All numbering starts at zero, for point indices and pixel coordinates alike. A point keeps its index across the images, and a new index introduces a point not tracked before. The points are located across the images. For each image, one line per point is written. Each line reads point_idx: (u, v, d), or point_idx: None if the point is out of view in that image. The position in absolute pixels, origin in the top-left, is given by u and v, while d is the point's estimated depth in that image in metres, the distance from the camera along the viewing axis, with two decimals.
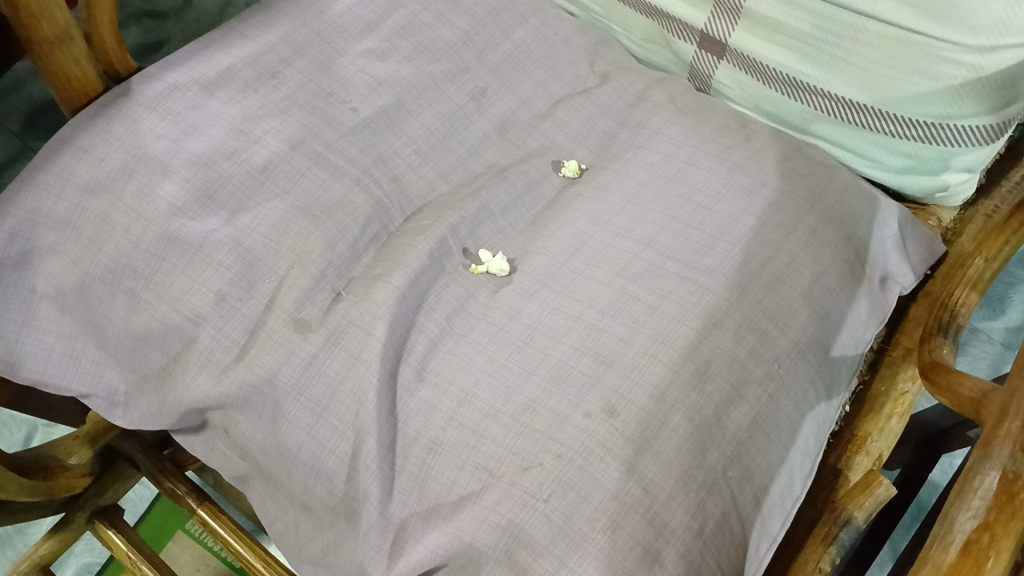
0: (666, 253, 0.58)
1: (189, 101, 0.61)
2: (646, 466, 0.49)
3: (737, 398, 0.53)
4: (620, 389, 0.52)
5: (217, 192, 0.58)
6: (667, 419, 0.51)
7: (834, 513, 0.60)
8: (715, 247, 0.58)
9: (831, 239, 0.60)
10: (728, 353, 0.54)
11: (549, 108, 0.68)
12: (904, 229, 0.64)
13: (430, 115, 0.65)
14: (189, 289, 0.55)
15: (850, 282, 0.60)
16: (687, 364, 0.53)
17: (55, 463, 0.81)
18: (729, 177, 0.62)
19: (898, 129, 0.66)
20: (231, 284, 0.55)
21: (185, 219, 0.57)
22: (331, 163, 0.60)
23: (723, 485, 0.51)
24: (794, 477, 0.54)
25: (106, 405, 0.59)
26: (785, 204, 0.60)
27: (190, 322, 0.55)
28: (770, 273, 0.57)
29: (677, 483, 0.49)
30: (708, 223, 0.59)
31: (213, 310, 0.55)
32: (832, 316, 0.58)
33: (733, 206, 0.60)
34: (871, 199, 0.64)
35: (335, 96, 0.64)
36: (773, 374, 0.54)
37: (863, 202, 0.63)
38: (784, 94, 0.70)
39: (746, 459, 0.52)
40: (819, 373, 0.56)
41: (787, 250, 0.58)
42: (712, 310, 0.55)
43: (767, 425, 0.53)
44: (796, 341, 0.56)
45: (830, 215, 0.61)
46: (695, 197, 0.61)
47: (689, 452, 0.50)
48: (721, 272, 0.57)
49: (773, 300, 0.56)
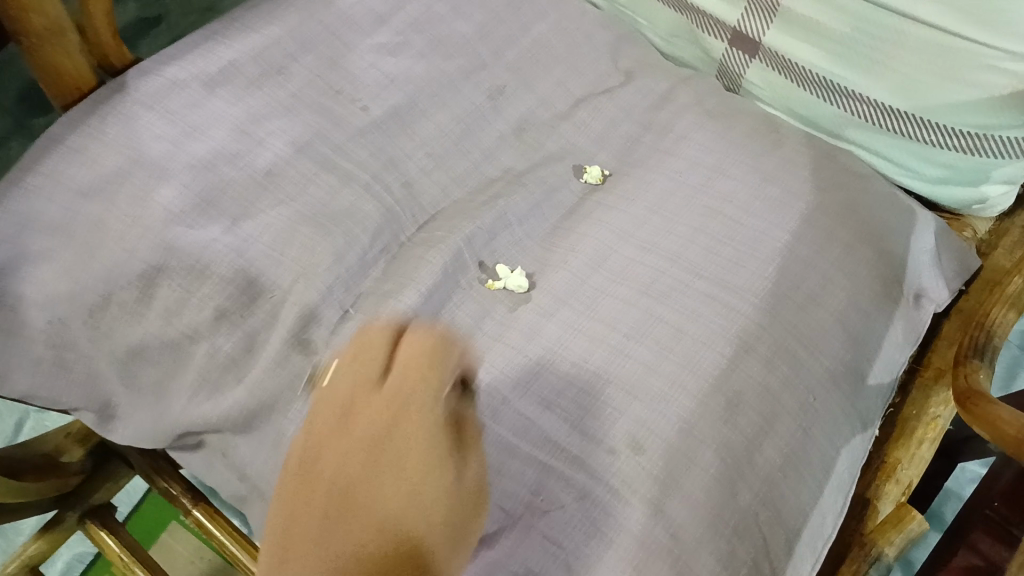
0: (694, 271, 0.55)
1: (189, 99, 0.57)
2: (674, 509, 0.46)
3: (769, 432, 0.50)
4: (646, 422, 0.49)
5: (218, 198, 0.53)
6: (695, 455, 0.48)
7: (864, 549, 0.57)
8: (746, 264, 0.55)
9: (867, 256, 0.57)
10: (760, 382, 0.51)
11: (570, 107, 0.65)
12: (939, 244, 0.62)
13: (444, 115, 0.61)
14: (186, 305, 0.51)
15: (887, 303, 0.57)
16: (716, 395, 0.50)
17: (47, 461, 0.78)
18: (760, 187, 0.59)
19: (937, 137, 0.62)
20: (231, 300, 0.51)
21: (183, 227, 0.52)
22: (339, 168, 0.56)
23: (755, 530, 0.47)
24: (826, 515, 0.51)
25: (97, 419, 0.56)
26: (818, 218, 0.58)
27: (188, 338, 0.52)
28: (803, 294, 0.55)
29: (706, 527, 0.46)
30: (739, 239, 0.56)
31: (210, 326, 0.51)
32: (867, 340, 0.56)
33: (765, 220, 0.57)
34: (908, 209, 0.62)
35: (344, 94, 0.60)
36: (806, 406, 0.52)
37: (893, 217, 0.61)
38: (816, 97, 0.66)
39: (776, 499, 0.49)
40: (852, 403, 0.54)
41: (821, 270, 0.56)
42: (743, 335, 0.52)
43: (801, 461, 0.50)
44: (830, 368, 0.53)
45: (865, 230, 0.58)
46: (724, 209, 0.58)
47: (718, 492, 0.47)
48: (753, 292, 0.54)
49: (807, 323, 0.54)
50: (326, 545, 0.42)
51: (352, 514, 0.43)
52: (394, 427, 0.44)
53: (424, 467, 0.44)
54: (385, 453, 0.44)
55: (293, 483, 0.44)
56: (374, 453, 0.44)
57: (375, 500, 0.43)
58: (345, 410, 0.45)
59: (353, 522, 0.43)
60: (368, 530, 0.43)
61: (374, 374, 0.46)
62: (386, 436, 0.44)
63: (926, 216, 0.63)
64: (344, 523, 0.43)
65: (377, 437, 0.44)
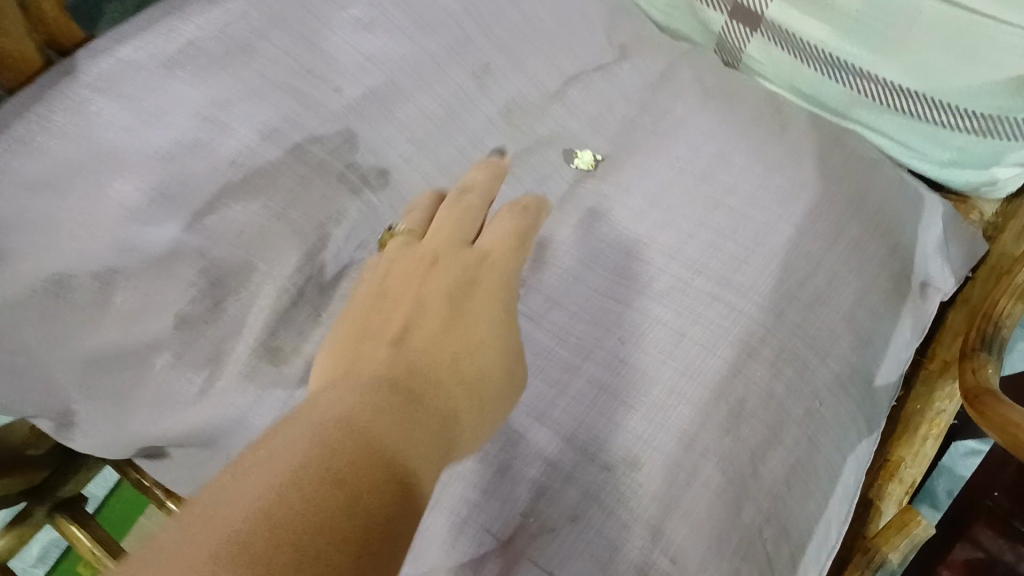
0: (694, 267, 0.51)
1: (148, 84, 0.52)
2: (674, 530, 0.43)
3: (774, 443, 0.47)
4: (643, 435, 0.45)
5: (178, 192, 0.49)
6: (697, 471, 0.45)
7: (866, 555, 0.55)
8: (750, 261, 0.52)
9: (875, 253, 0.55)
10: (765, 389, 0.48)
11: (560, 87, 0.61)
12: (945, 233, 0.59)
13: (427, 97, 0.57)
14: (145, 309, 0.47)
15: (895, 300, 0.55)
16: (719, 405, 0.47)
17: (10, 456, 0.73)
18: (764, 176, 0.55)
19: (949, 119, 0.59)
20: (195, 304, 0.48)
21: (141, 225, 0.48)
22: (313, 158, 0.52)
23: (758, 549, 0.45)
24: (831, 526, 0.49)
25: (57, 426, 0.52)
26: (825, 210, 0.55)
27: (148, 346, 0.48)
28: (810, 292, 0.51)
29: (708, 549, 0.43)
30: (742, 232, 0.53)
31: (172, 334, 0.47)
32: (874, 340, 0.53)
33: (769, 211, 0.54)
34: (915, 198, 0.59)
35: (316, 75, 0.55)
36: (813, 413, 0.49)
37: (901, 209, 0.58)
38: (821, 74, 0.62)
39: (781, 515, 0.46)
40: (860, 408, 0.51)
41: (828, 266, 0.53)
42: (747, 338, 0.49)
43: (806, 473, 0.47)
44: (837, 373, 0.50)
45: (874, 222, 0.56)
46: (727, 201, 0.54)
47: (721, 512, 0.44)
48: (756, 291, 0.50)
49: (814, 325, 0.51)
50: (403, 350, 0.38)
51: (419, 346, 0.39)
52: (471, 290, 0.44)
53: (495, 335, 0.43)
54: (462, 286, 0.44)
55: (359, 321, 0.42)
56: (458, 298, 0.43)
57: (448, 335, 0.41)
58: (433, 259, 0.46)
59: (443, 343, 0.40)
60: (441, 359, 0.39)
61: (465, 239, 0.48)
62: (471, 283, 0.44)
63: (934, 202, 0.60)
64: (439, 332, 0.40)
65: (465, 289, 0.44)
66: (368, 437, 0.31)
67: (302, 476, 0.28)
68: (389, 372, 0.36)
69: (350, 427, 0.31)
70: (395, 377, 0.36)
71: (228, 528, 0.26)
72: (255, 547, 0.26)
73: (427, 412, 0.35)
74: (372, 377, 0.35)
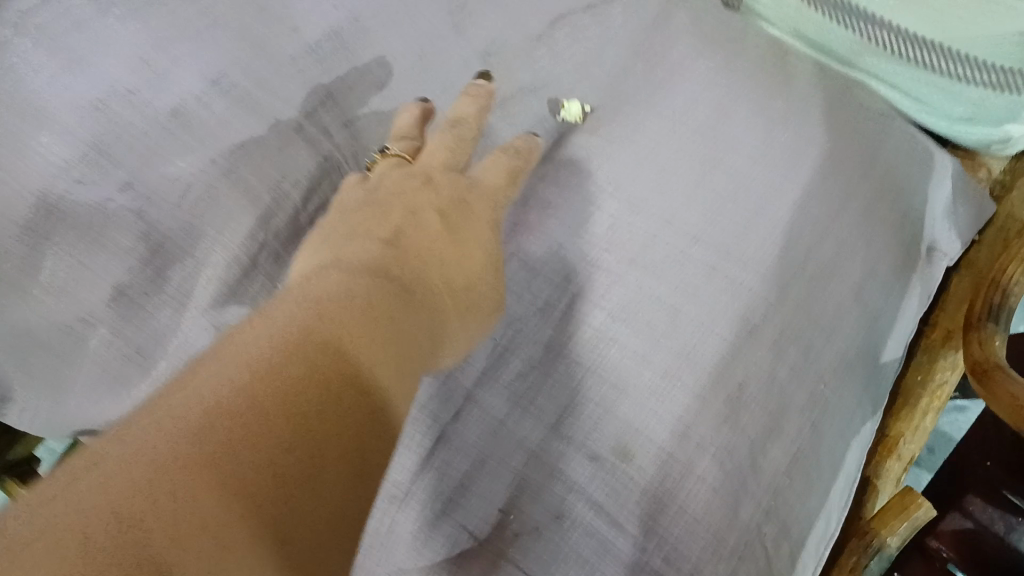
0: (692, 235, 0.46)
1: (74, 21, 0.47)
2: (668, 529, 0.40)
3: (774, 431, 0.43)
4: (634, 422, 0.41)
5: (112, 146, 0.44)
6: (693, 464, 0.41)
7: (864, 540, 0.51)
8: (753, 228, 0.47)
9: (884, 215, 0.50)
10: (766, 372, 0.44)
11: (546, 29, 0.55)
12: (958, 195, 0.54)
13: (396, 40, 0.51)
14: (79, 279, 0.42)
15: (905, 270, 0.50)
16: (717, 390, 0.43)
17: None
18: (768, 131, 0.50)
19: (966, 71, 0.53)
20: (134, 275, 0.42)
21: (71, 182, 0.43)
22: (268, 110, 0.47)
23: (757, 547, 0.41)
24: (831, 517, 0.46)
25: None
26: (833, 171, 0.50)
27: (81, 321, 0.42)
28: (816, 263, 0.47)
29: (703, 549, 0.40)
30: (744, 195, 0.48)
31: (109, 307, 0.42)
32: (882, 315, 0.49)
33: (774, 172, 0.49)
34: (925, 154, 0.54)
35: (270, 13, 0.50)
36: (816, 398, 0.45)
37: (910, 168, 0.53)
38: (829, 19, 0.57)
39: (781, 509, 0.43)
40: (865, 389, 0.48)
41: (836, 233, 0.48)
42: (747, 315, 0.45)
43: (809, 463, 0.44)
44: (843, 351, 0.46)
45: (887, 184, 0.51)
46: (727, 158, 0.49)
47: (718, 508, 0.40)
48: (758, 262, 0.46)
49: (819, 301, 0.47)
50: (391, 258, 0.36)
51: (407, 256, 0.37)
52: (464, 204, 0.42)
53: (484, 254, 0.41)
54: (456, 198, 0.42)
55: (347, 219, 0.40)
56: (452, 208, 0.41)
57: (439, 247, 0.39)
58: (428, 175, 0.43)
59: (433, 249, 0.39)
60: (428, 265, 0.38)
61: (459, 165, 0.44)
62: (464, 200, 0.42)
63: (945, 159, 0.54)
64: (428, 241, 0.39)
65: (456, 202, 0.42)
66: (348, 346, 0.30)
67: (274, 383, 0.27)
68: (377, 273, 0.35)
69: (327, 340, 0.29)
70: (384, 278, 0.34)
71: (190, 429, 0.26)
72: (211, 459, 0.25)
73: (411, 320, 0.34)
74: (356, 281, 0.33)
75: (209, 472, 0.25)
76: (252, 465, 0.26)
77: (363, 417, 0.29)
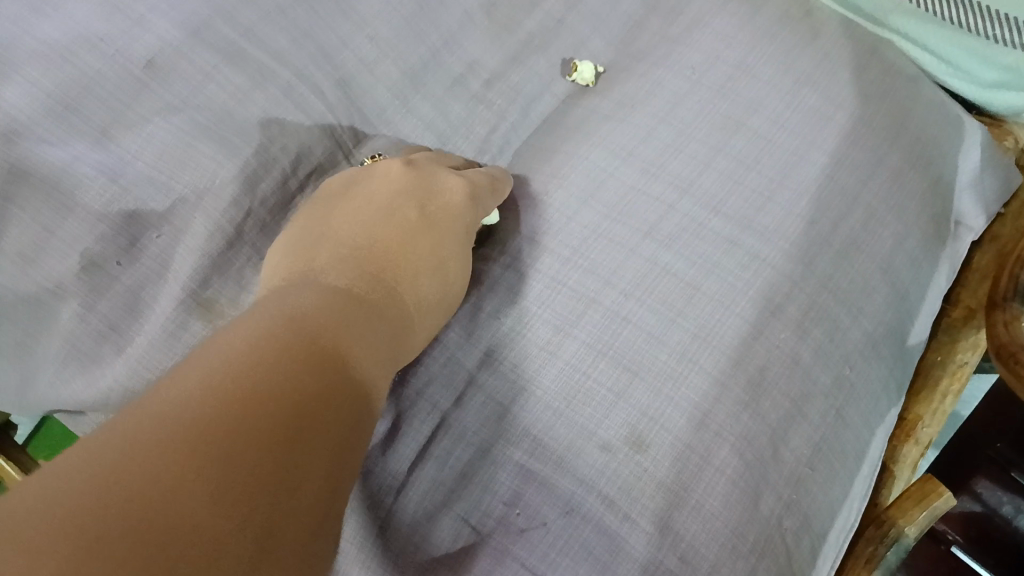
0: (711, 205, 0.43)
1: None
2: (684, 524, 0.37)
3: (798, 417, 0.40)
4: (648, 408, 0.38)
5: (81, 100, 0.40)
6: (711, 454, 0.38)
7: (881, 529, 0.48)
8: (776, 196, 0.44)
9: (915, 187, 0.47)
10: (790, 354, 0.41)
11: None
12: (992, 162, 0.50)
13: None
14: (45, 247, 0.39)
15: (934, 245, 0.47)
16: (738, 373, 0.40)
17: None
18: (794, 92, 0.47)
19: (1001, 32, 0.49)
20: (106, 243, 0.38)
21: (37, 139, 0.39)
22: (251, 61, 0.42)
23: (777, 543, 0.38)
24: (853, 508, 0.43)
25: None
26: (863, 136, 0.46)
27: (49, 292, 0.39)
28: (845, 237, 0.44)
29: (722, 546, 0.37)
30: (768, 162, 0.45)
31: (79, 278, 0.38)
32: (911, 293, 0.46)
33: (800, 137, 0.46)
34: (953, 119, 0.50)
35: None
36: (842, 382, 0.42)
37: (940, 134, 0.49)
38: None
39: (804, 502, 0.40)
40: (892, 371, 0.45)
41: (866, 203, 0.45)
42: (771, 292, 0.41)
43: (833, 452, 0.41)
44: (871, 330, 0.43)
45: (917, 150, 0.47)
46: (748, 122, 0.46)
47: (738, 502, 0.38)
48: (783, 235, 0.43)
49: (846, 276, 0.43)
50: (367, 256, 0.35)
51: (386, 251, 0.36)
52: (438, 176, 0.40)
53: (462, 242, 0.39)
54: (432, 186, 0.39)
55: (324, 216, 0.38)
56: (425, 198, 0.39)
57: (415, 240, 0.37)
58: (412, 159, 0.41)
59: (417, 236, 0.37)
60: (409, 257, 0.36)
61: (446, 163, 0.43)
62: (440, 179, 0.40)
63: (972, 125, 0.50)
64: (411, 229, 0.37)
65: (432, 176, 0.40)
66: (322, 352, 0.29)
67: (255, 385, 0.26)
68: (348, 280, 0.34)
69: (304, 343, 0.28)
70: (356, 283, 0.34)
71: (164, 438, 0.24)
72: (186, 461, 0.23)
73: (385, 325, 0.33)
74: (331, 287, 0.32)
75: (186, 470, 0.23)
76: (230, 465, 0.24)
77: (340, 421, 0.28)
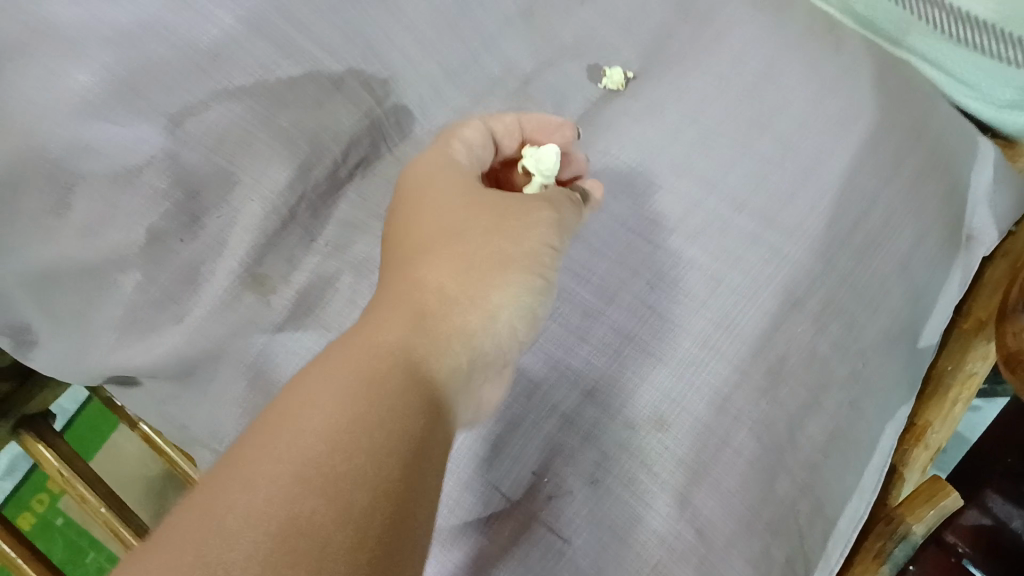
0: (736, 204, 0.46)
1: None
2: (703, 500, 0.39)
3: (814, 406, 0.42)
4: (672, 393, 0.40)
5: (147, 86, 0.41)
6: (730, 436, 0.40)
7: (890, 525, 0.50)
8: (797, 198, 0.46)
9: (931, 194, 0.49)
10: (808, 346, 0.43)
11: None
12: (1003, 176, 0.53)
13: None
14: (109, 221, 0.40)
15: (948, 250, 0.49)
16: (758, 362, 0.42)
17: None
18: (817, 101, 0.49)
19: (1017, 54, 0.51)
20: (169, 219, 0.41)
21: (106, 122, 0.40)
22: (305, 55, 0.45)
23: (791, 524, 0.41)
24: (864, 498, 0.45)
25: (13, 345, 0.45)
26: (881, 145, 0.48)
27: (110, 263, 0.41)
28: (861, 239, 0.46)
29: (739, 524, 0.39)
30: (791, 165, 0.47)
31: (142, 251, 0.41)
32: (924, 295, 0.48)
33: (822, 141, 0.48)
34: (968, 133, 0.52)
35: None
36: (856, 375, 0.44)
37: (958, 145, 0.51)
38: None
39: (817, 486, 0.42)
40: (905, 369, 0.47)
41: (883, 207, 0.47)
42: (791, 286, 0.44)
43: (846, 441, 0.43)
44: (886, 328, 0.45)
45: (933, 160, 0.50)
46: (772, 127, 0.48)
47: (755, 482, 0.40)
48: (805, 235, 0.45)
49: (863, 275, 0.45)
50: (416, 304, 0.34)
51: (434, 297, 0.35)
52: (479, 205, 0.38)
53: (527, 257, 0.38)
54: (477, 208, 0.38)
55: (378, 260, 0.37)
56: (492, 205, 0.39)
57: (482, 249, 0.37)
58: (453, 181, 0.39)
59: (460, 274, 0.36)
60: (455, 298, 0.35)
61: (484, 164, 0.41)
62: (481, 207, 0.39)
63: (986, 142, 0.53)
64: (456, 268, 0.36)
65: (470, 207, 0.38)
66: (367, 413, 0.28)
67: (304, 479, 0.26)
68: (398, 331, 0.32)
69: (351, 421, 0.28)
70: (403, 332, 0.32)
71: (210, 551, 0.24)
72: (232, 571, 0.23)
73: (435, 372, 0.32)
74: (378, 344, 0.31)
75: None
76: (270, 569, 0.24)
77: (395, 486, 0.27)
